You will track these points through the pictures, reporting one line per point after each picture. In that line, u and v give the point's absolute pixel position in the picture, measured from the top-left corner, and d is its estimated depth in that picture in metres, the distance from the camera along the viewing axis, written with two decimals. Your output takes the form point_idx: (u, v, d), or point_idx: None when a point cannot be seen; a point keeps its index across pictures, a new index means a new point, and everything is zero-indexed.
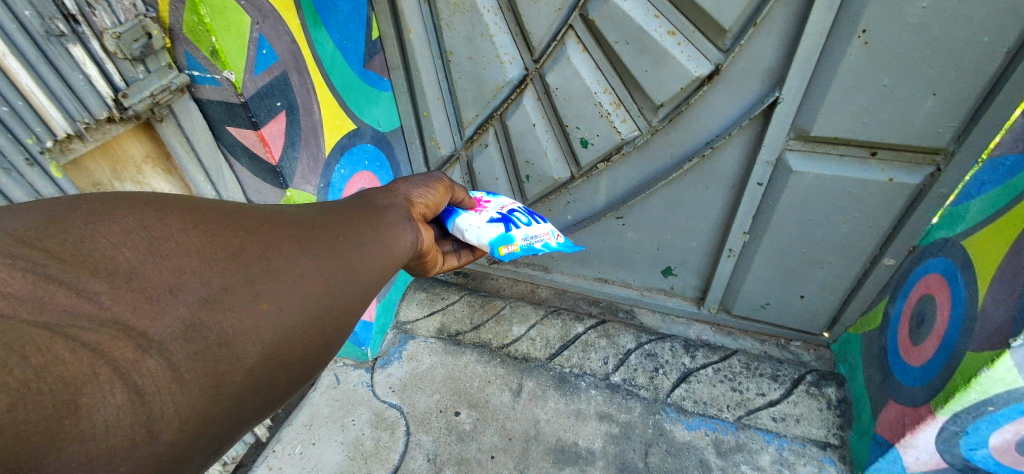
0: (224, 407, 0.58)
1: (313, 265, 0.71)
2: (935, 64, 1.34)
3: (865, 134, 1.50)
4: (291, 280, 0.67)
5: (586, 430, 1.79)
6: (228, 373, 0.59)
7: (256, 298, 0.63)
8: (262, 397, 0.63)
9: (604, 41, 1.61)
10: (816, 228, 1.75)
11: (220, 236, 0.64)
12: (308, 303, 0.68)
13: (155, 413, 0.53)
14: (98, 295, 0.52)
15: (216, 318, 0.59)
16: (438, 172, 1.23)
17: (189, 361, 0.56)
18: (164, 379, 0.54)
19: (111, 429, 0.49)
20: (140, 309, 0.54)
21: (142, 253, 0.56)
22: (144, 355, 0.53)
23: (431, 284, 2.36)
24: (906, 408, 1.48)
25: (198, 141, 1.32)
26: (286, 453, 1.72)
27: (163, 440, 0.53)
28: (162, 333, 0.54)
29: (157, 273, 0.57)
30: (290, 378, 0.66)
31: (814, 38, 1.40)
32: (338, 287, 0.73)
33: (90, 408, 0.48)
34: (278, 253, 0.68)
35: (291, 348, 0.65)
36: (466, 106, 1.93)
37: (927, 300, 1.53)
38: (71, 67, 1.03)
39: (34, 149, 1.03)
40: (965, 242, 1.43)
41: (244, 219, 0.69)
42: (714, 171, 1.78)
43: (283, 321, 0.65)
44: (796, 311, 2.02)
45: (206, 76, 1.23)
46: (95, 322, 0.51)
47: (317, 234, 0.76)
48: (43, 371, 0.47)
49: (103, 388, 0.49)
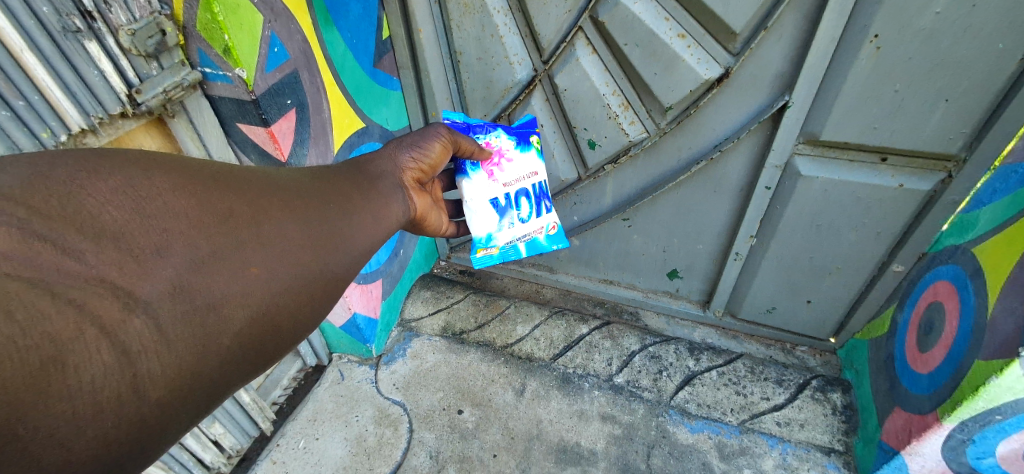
0: (210, 367, 0.62)
1: (301, 234, 0.74)
2: (947, 72, 1.33)
3: (875, 140, 1.48)
4: (280, 247, 0.71)
5: (588, 431, 1.79)
6: (216, 335, 0.62)
7: (245, 262, 0.67)
8: (249, 359, 0.67)
9: (613, 43, 1.60)
10: (825, 235, 1.74)
11: (210, 199, 0.67)
12: (295, 270, 0.72)
13: (142, 373, 0.55)
14: (84, 254, 0.54)
15: (204, 281, 0.62)
16: (435, 124, 1.23)
17: (175, 322, 0.58)
18: (151, 340, 0.56)
19: (99, 387, 0.52)
20: (125, 267, 0.56)
21: (131, 213, 0.59)
22: (130, 315, 0.55)
23: (436, 282, 2.35)
24: (912, 415, 1.47)
25: (209, 137, 1.35)
26: (290, 447, 1.74)
27: (151, 398, 0.56)
28: (149, 293, 0.57)
29: (148, 233, 0.59)
30: (275, 341, 0.70)
31: (825, 43, 1.39)
32: (325, 256, 0.77)
33: (76, 365, 0.51)
34: (268, 219, 0.72)
35: (278, 313, 0.70)
36: (474, 106, 1.94)
37: (935, 308, 1.52)
38: (87, 63, 1.05)
39: (49, 143, 1.04)
40: (976, 250, 1.42)
41: (234, 184, 0.72)
42: (722, 175, 1.78)
43: (271, 286, 0.69)
44: (803, 318, 2.01)
45: (218, 73, 1.25)
46: (81, 280, 0.53)
47: (307, 203, 0.79)
48: (29, 327, 0.48)
49: (90, 346, 0.52)
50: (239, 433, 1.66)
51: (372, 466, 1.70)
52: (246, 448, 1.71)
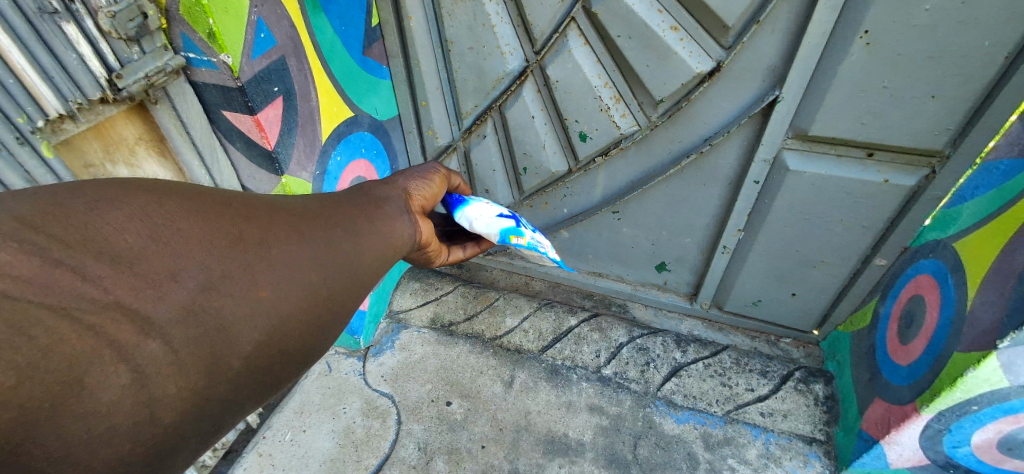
0: (221, 390, 0.60)
1: (308, 256, 0.74)
2: (936, 68, 1.34)
3: (864, 135, 1.50)
4: (288, 268, 0.70)
5: (576, 422, 1.80)
6: (227, 358, 0.61)
7: (256, 283, 0.65)
8: (258, 382, 0.65)
9: (606, 34, 1.59)
10: (812, 228, 1.75)
11: (219, 224, 0.66)
12: (303, 291, 0.71)
13: (156, 395, 0.54)
14: (100, 279, 0.53)
15: (216, 304, 0.60)
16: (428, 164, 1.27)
17: (188, 344, 0.57)
18: (165, 361, 0.55)
19: (115, 410, 0.51)
20: (139, 293, 0.55)
21: (145, 239, 0.58)
22: (145, 338, 0.54)
23: (425, 274, 2.35)
24: (892, 406, 1.50)
25: (193, 123, 1.31)
26: (277, 439, 1.72)
27: (165, 419, 0.55)
28: (163, 316, 0.56)
29: (162, 256, 0.58)
30: (284, 364, 0.68)
31: (817, 38, 1.40)
32: (331, 275, 0.76)
33: (94, 387, 0.49)
34: (277, 241, 0.71)
35: (287, 334, 0.68)
36: (465, 96, 1.91)
37: (916, 301, 1.55)
38: (64, 45, 1.03)
39: (24, 129, 1.05)
40: (957, 244, 1.44)
41: (243, 210, 0.71)
42: (711, 168, 1.79)
43: (282, 307, 0.68)
44: (788, 309, 2.03)
45: (202, 59, 1.21)
46: (98, 303, 0.51)
47: (313, 226, 0.79)
48: (49, 348, 0.48)
49: (106, 368, 0.50)
50: None
51: (360, 458, 1.69)
52: (230, 440, 1.70)
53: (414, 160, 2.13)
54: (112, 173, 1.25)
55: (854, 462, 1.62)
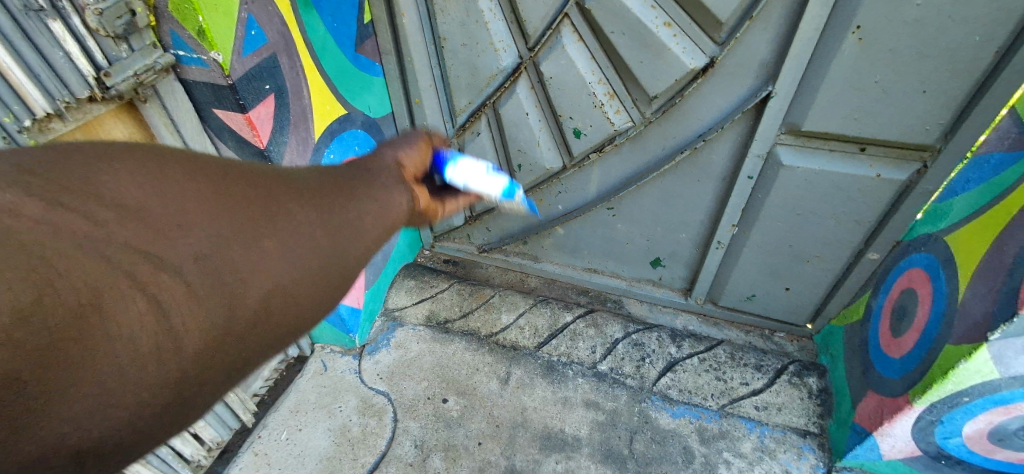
0: (239, 339, 0.52)
1: (332, 211, 0.63)
2: (927, 63, 1.35)
3: (856, 130, 1.50)
4: (310, 221, 0.59)
5: (572, 417, 1.80)
6: (247, 305, 0.52)
7: (266, 236, 0.54)
8: (281, 335, 0.56)
9: (600, 30, 1.59)
10: (805, 223, 1.76)
11: (227, 172, 0.56)
12: (330, 243, 0.60)
13: (176, 334, 0.47)
14: (106, 223, 0.45)
15: (230, 251, 0.51)
16: (421, 127, 0.97)
17: (206, 287, 0.49)
18: (183, 299, 0.47)
19: (133, 342, 0.45)
20: (147, 235, 0.47)
21: (148, 184, 0.49)
22: (160, 275, 0.46)
23: (420, 272, 2.34)
24: (885, 399, 1.51)
25: (183, 121, 1.30)
26: (273, 439, 1.72)
27: (180, 362, 0.48)
28: (178, 259, 0.48)
29: (160, 204, 0.49)
30: (309, 316, 0.58)
31: (809, 33, 1.40)
32: (355, 235, 0.64)
33: (111, 314, 0.44)
34: (291, 196, 0.60)
35: (312, 288, 0.58)
36: (458, 93, 1.90)
37: (909, 294, 1.56)
38: (50, 44, 1.03)
39: (12, 128, 1.03)
40: (948, 238, 1.46)
41: (248, 164, 0.60)
42: (705, 164, 1.79)
43: (297, 264, 0.56)
44: (781, 304, 2.04)
45: (192, 56, 1.20)
46: (106, 239, 0.45)
47: (331, 183, 0.67)
48: (67, 273, 0.42)
49: (124, 299, 0.44)
50: (219, 425, 1.64)
51: (357, 456, 1.69)
52: (226, 440, 1.70)
53: None
54: None
55: (848, 454, 1.63)
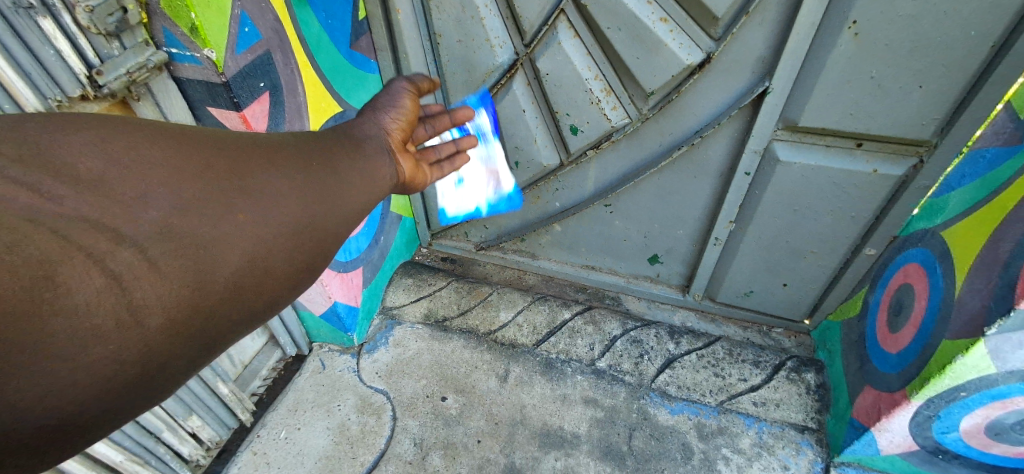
0: (204, 309, 0.53)
1: (295, 186, 0.64)
2: (922, 58, 1.35)
3: (852, 125, 1.51)
4: (272, 195, 0.61)
5: (571, 414, 1.81)
6: (210, 276, 0.53)
7: (230, 205, 0.56)
8: (247, 305, 0.57)
9: (596, 26, 1.58)
10: (801, 219, 1.77)
11: (187, 149, 0.57)
12: (292, 215, 0.62)
13: (137, 304, 0.48)
14: (61, 196, 0.47)
15: (190, 222, 0.53)
16: (396, 81, 1.06)
17: (166, 258, 0.50)
18: (143, 271, 0.49)
19: (91, 313, 0.45)
20: (108, 211, 0.48)
21: (109, 164, 0.51)
22: (119, 248, 0.48)
23: (418, 270, 2.34)
24: (881, 393, 1.51)
25: (177, 120, 1.29)
26: (271, 438, 1.71)
27: (143, 334, 0.48)
28: (137, 231, 0.49)
29: (122, 181, 0.51)
30: (273, 286, 0.60)
31: (805, 29, 1.40)
32: (321, 205, 0.66)
33: (69, 287, 0.44)
34: (258, 169, 0.61)
35: (274, 257, 0.59)
36: (455, 90, 1.90)
37: (905, 289, 1.57)
38: (41, 41, 1.02)
39: None
40: (945, 233, 1.46)
41: (219, 141, 0.61)
42: (701, 160, 1.79)
43: (261, 233, 0.58)
44: (778, 299, 2.05)
45: (185, 54, 1.21)
46: (68, 220, 0.46)
47: (300, 157, 0.68)
48: (17, 247, 0.43)
49: (81, 270, 0.45)
50: (217, 424, 1.63)
51: (356, 454, 1.68)
52: (224, 440, 1.69)
53: None
54: None
55: (845, 449, 1.63)
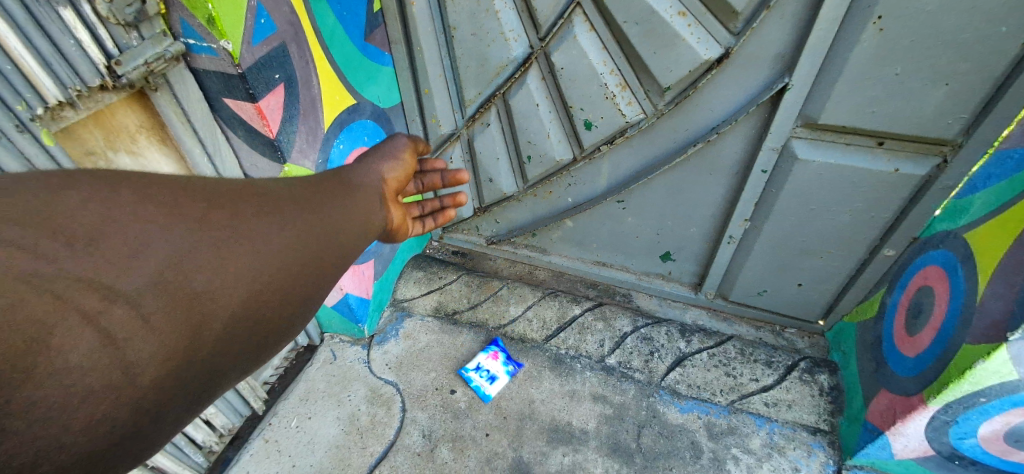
0: (201, 358, 0.53)
1: (291, 230, 0.65)
2: (949, 55, 1.31)
3: (873, 123, 1.47)
4: (268, 240, 0.62)
5: (580, 410, 1.80)
6: (206, 323, 0.53)
7: (223, 254, 0.57)
8: (244, 350, 0.57)
9: (612, 20, 1.56)
10: (818, 218, 1.73)
11: (182, 202, 0.58)
12: (288, 257, 0.63)
13: (132, 358, 0.48)
14: (57, 256, 0.47)
15: (186, 274, 0.53)
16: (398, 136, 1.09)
17: (161, 311, 0.51)
18: (138, 325, 0.49)
19: (86, 370, 0.46)
20: (100, 266, 0.49)
21: (103, 220, 0.52)
22: (113, 305, 0.48)
23: (428, 263, 2.35)
24: (896, 397, 1.49)
25: (194, 112, 1.28)
26: (283, 426, 1.74)
27: (140, 386, 0.48)
28: (132, 286, 0.50)
29: (117, 236, 0.51)
30: (271, 329, 0.60)
31: (827, 23, 1.37)
32: (316, 247, 0.67)
33: (62, 346, 0.45)
34: (253, 216, 0.62)
35: (272, 301, 0.60)
36: (467, 83, 1.89)
37: (924, 291, 1.53)
38: (61, 31, 1.04)
39: (24, 116, 1.04)
40: (968, 235, 1.42)
41: (213, 191, 0.62)
42: (716, 157, 1.77)
43: (256, 280, 0.59)
44: (792, 300, 2.02)
45: (202, 45, 1.21)
46: (61, 276, 0.47)
47: (294, 201, 0.69)
48: (17, 306, 0.44)
49: (74, 329, 0.46)
50: (231, 413, 1.68)
51: (365, 444, 1.70)
52: (236, 427, 1.72)
53: None
54: (114, 161, 1.23)
55: (858, 453, 1.61)
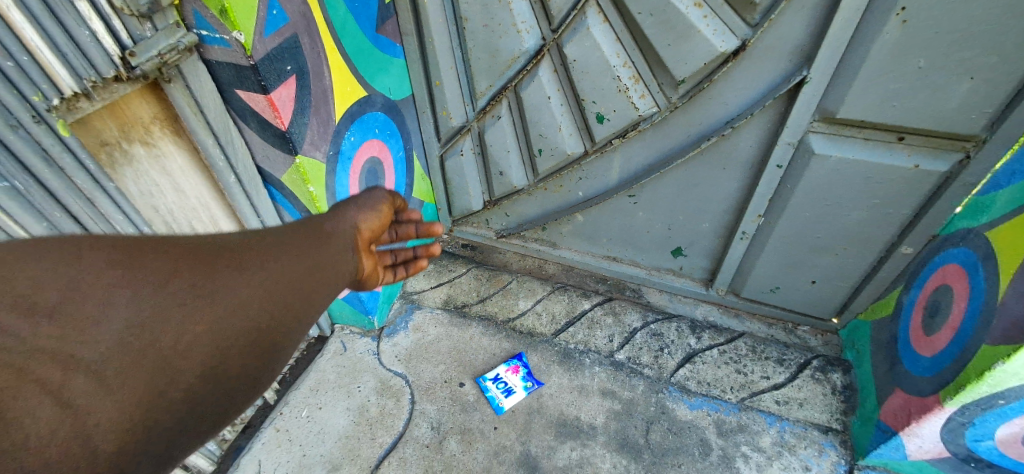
0: (161, 416, 0.58)
1: (250, 286, 0.71)
2: (975, 47, 1.27)
3: (894, 118, 1.43)
4: (226, 299, 0.68)
5: (589, 405, 1.80)
6: (165, 384, 0.59)
7: (180, 317, 0.63)
8: (207, 405, 0.62)
9: (626, 11, 1.54)
10: (834, 214, 1.70)
11: (145, 270, 0.65)
12: (246, 314, 0.68)
13: (90, 423, 0.53)
14: (23, 333, 0.54)
15: (142, 340, 0.60)
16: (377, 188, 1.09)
17: (118, 378, 0.57)
18: (95, 392, 0.55)
19: (46, 436, 0.51)
20: (65, 339, 0.56)
21: (71, 296, 0.59)
22: (73, 374, 0.55)
23: (439, 257, 2.38)
24: (911, 397, 1.46)
25: (207, 103, 1.32)
26: (293, 416, 1.75)
27: (102, 447, 0.53)
28: (90, 355, 0.57)
29: (79, 310, 0.59)
30: (235, 384, 0.65)
31: (849, 15, 1.33)
32: (277, 299, 0.72)
33: (24, 416, 0.50)
34: (215, 275, 0.69)
35: (232, 356, 0.65)
36: (479, 76, 1.87)
37: (943, 291, 1.50)
38: (76, 21, 1.05)
39: (41, 107, 1.07)
40: (989, 233, 1.38)
41: (176, 255, 0.69)
42: (731, 151, 1.74)
43: (215, 339, 0.64)
44: (807, 297, 1.99)
45: (215, 37, 1.21)
46: (25, 350, 0.53)
47: (258, 257, 0.75)
48: None
49: (35, 399, 0.51)
50: None
51: (374, 435, 1.71)
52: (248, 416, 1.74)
53: (428, 141, 2.11)
54: (128, 151, 1.28)
55: (870, 453, 1.59)
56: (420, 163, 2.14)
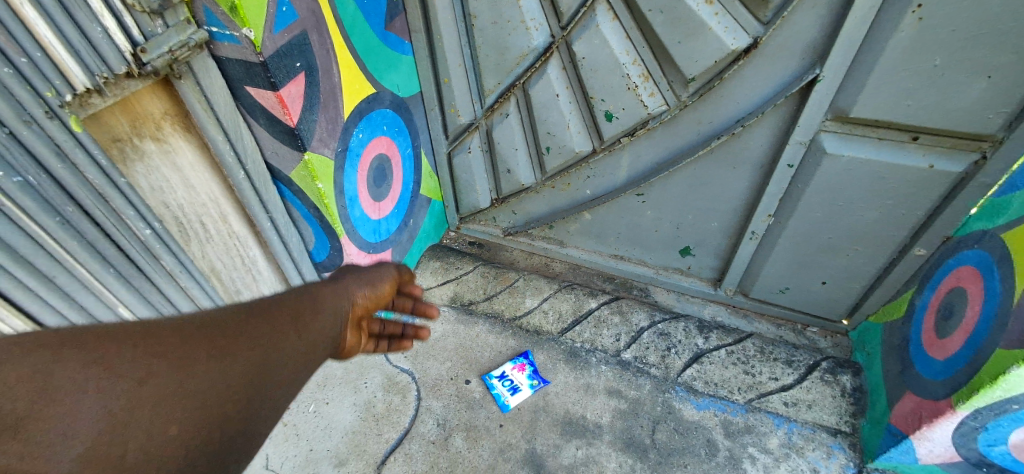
0: None
1: (237, 373, 0.63)
2: (993, 46, 1.24)
3: (908, 117, 1.41)
4: (210, 391, 0.60)
5: (595, 404, 1.79)
6: None
7: (158, 420, 0.56)
8: None
9: (635, 7, 1.52)
10: (846, 214, 1.68)
11: (124, 361, 0.57)
12: (231, 407, 0.61)
13: None
14: None
15: (114, 450, 0.53)
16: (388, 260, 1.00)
17: None
18: None
19: None
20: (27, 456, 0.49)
21: (37, 398, 0.52)
22: None
23: (446, 253, 2.36)
24: (923, 400, 1.44)
25: (217, 100, 1.33)
26: (301, 411, 1.76)
27: None
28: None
29: (45, 418, 0.51)
30: None
31: (864, 12, 1.31)
32: (263, 387, 0.65)
33: None
34: (204, 360, 0.62)
35: (209, 459, 0.58)
36: (487, 73, 1.86)
37: (956, 293, 1.48)
38: (88, 18, 1.08)
39: (53, 102, 1.12)
40: (1005, 235, 1.36)
41: (160, 336, 0.61)
42: (741, 150, 1.72)
43: (194, 442, 0.57)
44: (816, 298, 1.96)
45: (224, 33, 1.22)
46: None
47: (247, 335, 0.68)
48: None
49: None
50: None
51: (381, 431, 1.72)
52: None
53: (436, 137, 2.10)
54: (139, 147, 1.31)
55: (880, 456, 1.58)
56: (428, 159, 2.14)
